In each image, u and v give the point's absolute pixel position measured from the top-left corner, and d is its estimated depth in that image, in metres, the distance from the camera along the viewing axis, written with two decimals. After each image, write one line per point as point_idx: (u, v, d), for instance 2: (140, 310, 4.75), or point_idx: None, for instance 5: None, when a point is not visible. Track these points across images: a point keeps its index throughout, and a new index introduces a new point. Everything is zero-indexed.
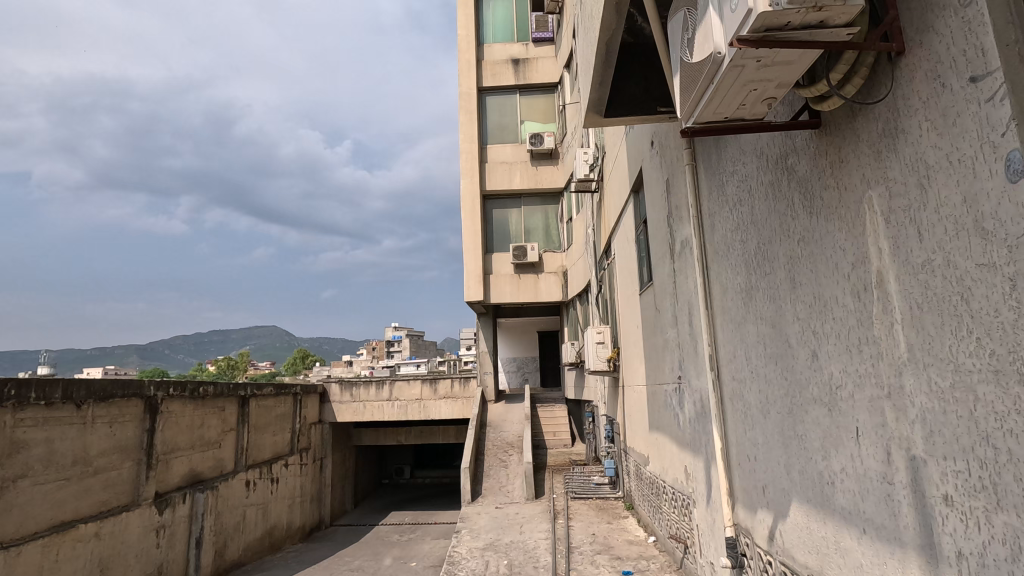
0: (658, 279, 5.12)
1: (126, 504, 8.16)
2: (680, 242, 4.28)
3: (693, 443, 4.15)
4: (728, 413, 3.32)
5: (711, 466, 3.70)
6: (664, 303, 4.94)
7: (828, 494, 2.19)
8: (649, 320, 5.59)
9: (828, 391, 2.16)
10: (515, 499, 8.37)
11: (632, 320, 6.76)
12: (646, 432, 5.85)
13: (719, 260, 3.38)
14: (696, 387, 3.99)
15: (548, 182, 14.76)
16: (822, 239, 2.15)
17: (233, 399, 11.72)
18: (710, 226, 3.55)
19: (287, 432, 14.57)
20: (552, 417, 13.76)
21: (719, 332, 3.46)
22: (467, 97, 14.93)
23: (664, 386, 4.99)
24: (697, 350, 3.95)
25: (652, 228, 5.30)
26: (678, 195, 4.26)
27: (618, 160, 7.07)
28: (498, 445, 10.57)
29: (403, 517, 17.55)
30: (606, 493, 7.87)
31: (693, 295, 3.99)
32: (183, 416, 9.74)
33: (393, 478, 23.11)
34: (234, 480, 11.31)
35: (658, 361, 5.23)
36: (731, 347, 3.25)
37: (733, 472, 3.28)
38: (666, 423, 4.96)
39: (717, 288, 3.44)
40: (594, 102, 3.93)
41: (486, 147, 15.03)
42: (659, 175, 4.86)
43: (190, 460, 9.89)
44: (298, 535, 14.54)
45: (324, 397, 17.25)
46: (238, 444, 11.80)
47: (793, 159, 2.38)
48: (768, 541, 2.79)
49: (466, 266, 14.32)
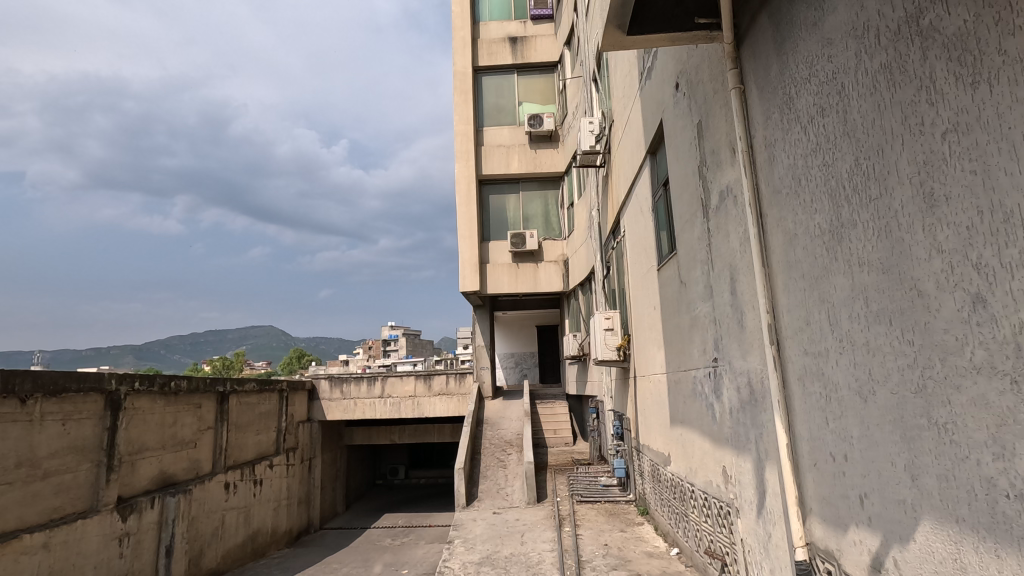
0: (683, 246, 4.35)
1: (83, 511, 7.33)
2: (718, 196, 3.50)
3: (735, 440, 3.40)
4: (797, 398, 2.54)
5: (764, 468, 2.94)
6: (691, 275, 4.18)
7: (1004, 513, 1.42)
8: (670, 298, 4.83)
9: (1011, 354, 1.39)
10: (515, 504, 7.58)
11: (647, 302, 5.97)
12: (667, 427, 5.09)
13: (784, 201, 2.60)
14: (742, 369, 3.25)
15: (547, 166, 13.98)
16: (1004, 115, 1.38)
17: (211, 395, 10.89)
18: (767, 161, 2.77)
19: (272, 431, 13.75)
20: (552, 414, 13.00)
21: (781, 295, 2.69)
22: (462, 76, 14.08)
23: (692, 373, 4.23)
24: (742, 324, 3.20)
25: (676, 190, 4.52)
26: (716, 135, 3.47)
27: (632, 121, 6.24)
28: (496, 443, 9.78)
29: (396, 520, 16.72)
30: (615, 496, 7.12)
31: (737, 254, 3.22)
32: (152, 414, 8.94)
33: (387, 479, 22.30)
34: (212, 483, 10.48)
35: (682, 344, 4.47)
36: (802, 312, 2.48)
37: (805, 476, 2.50)
38: (694, 416, 4.21)
39: (779, 238, 2.67)
40: (615, 11, 3.09)
41: (482, 130, 14.23)
42: (687, 121, 4.07)
43: (160, 461, 9.10)
44: (285, 539, 13.73)
45: (313, 395, 16.41)
46: (216, 444, 10.96)
47: (932, 15, 1.61)
48: (871, 572, 2.02)
49: (461, 255, 13.49)
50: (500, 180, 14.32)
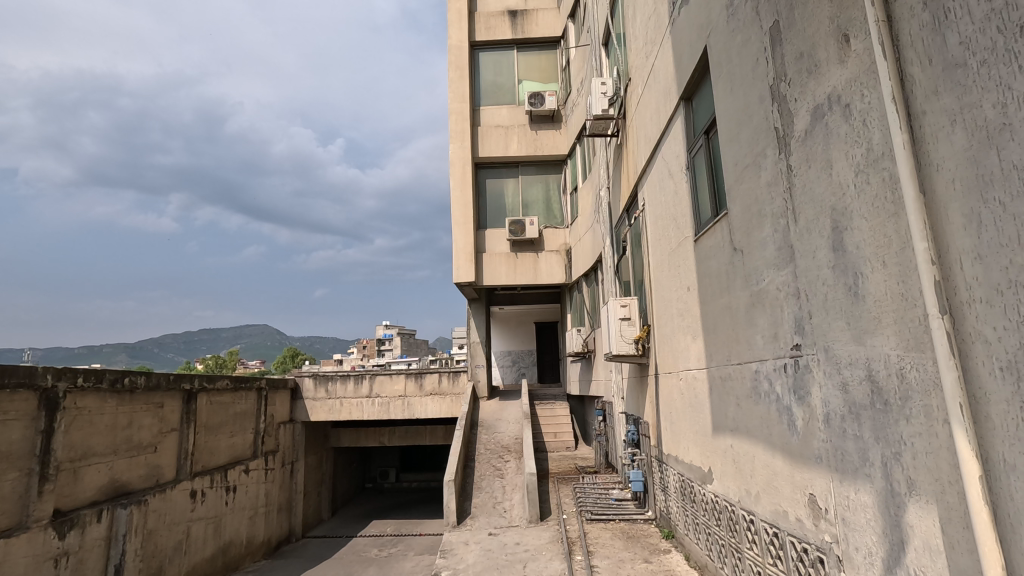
0: (740, 203, 3.37)
1: (8, 528, 6.26)
2: (811, 114, 2.49)
3: (832, 459, 2.41)
4: (1003, 406, 1.51)
5: (906, 508, 1.93)
6: (754, 234, 3.18)
7: None
8: (717, 272, 3.84)
9: None
10: (514, 522, 6.55)
11: (675, 284, 4.99)
12: (706, 435, 4.10)
13: (978, 78, 1.57)
14: (853, 357, 2.25)
15: (548, 148, 12.98)
16: None
17: (176, 393, 9.80)
18: (929, 24, 1.75)
19: (249, 433, 12.66)
20: (552, 416, 12.02)
21: (959, 236, 1.66)
22: (457, 51, 13.02)
23: (752, 366, 3.24)
24: (858, 291, 2.20)
25: (727, 132, 3.53)
26: (810, 27, 2.46)
27: (658, 68, 5.23)
28: (492, 450, 8.75)
29: (385, 528, 15.67)
30: (632, 513, 6.11)
31: (850, 187, 2.21)
32: (101, 415, 7.88)
33: (377, 482, 21.29)
34: (174, 491, 9.40)
35: (737, 328, 3.47)
36: (1020, 255, 1.46)
37: (1021, 536, 1.47)
38: (755, 423, 3.21)
39: (960, 142, 1.64)
40: None
41: (479, 109, 13.22)
42: (752, 31, 3.07)
43: (111, 468, 8.04)
44: (262, 550, 12.66)
45: (296, 393, 15.34)
46: (181, 448, 9.88)
47: None
48: None
49: (455, 243, 12.43)
50: (498, 163, 13.30)
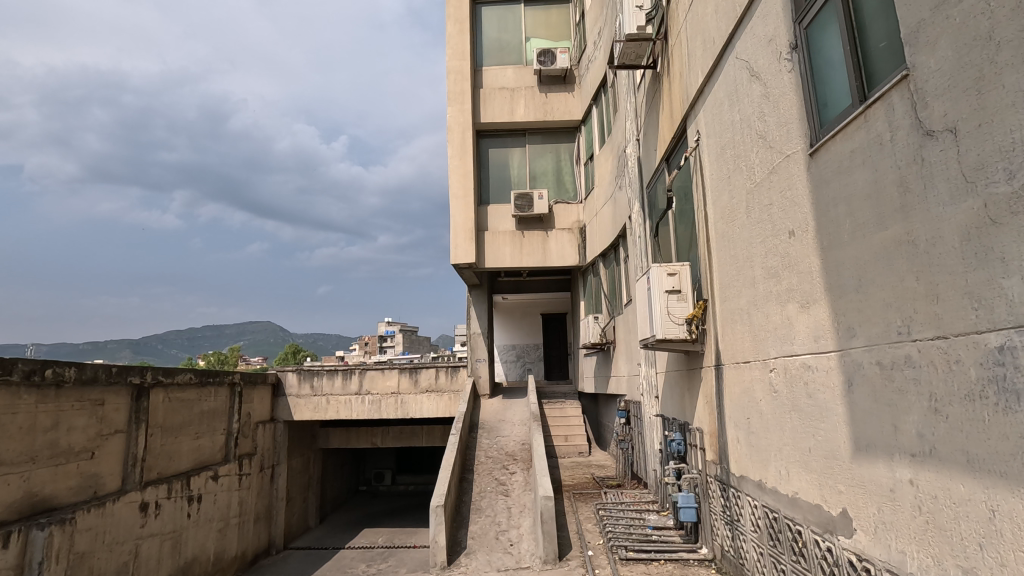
0: (951, 40, 1.84)
1: None
2: None
3: None
4: None
5: None
6: (1006, 80, 1.64)
7: None
8: (872, 188, 2.30)
9: None
10: (524, 562, 5.03)
11: (761, 234, 3.44)
12: (837, 461, 2.56)
13: None
14: None
15: (560, 113, 11.46)
16: None
17: (122, 389, 8.31)
18: None
19: (219, 434, 11.14)
20: (564, 417, 10.52)
21: None
22: (457, 3, 11.45)
23: (991, 338, 1.71)
24: None
25: None
26: None
27: None
28: (494, 458, 7.25)
29: (376, 538, 14.24)
30: (680, 551, 4.58)
31: None
32: (11, 415, 6.41)
33: (372, 485, 19.91)
34: (118, 504, 7.91)
35: (937, 275, 1.93)
36: None
37: None
38: (999, 450, 1.67)
39: None
40: None
41: (481, 70, 11.68)
42: None
43: (26, 480, 6.57)
44: (234, 566, 11.18)
45: (278, 390, 13.87)
46: (128, 452, 8.38)
47: None
48: None
49: (453, 219, 10.87)
50: (502, 131, 11.77)
